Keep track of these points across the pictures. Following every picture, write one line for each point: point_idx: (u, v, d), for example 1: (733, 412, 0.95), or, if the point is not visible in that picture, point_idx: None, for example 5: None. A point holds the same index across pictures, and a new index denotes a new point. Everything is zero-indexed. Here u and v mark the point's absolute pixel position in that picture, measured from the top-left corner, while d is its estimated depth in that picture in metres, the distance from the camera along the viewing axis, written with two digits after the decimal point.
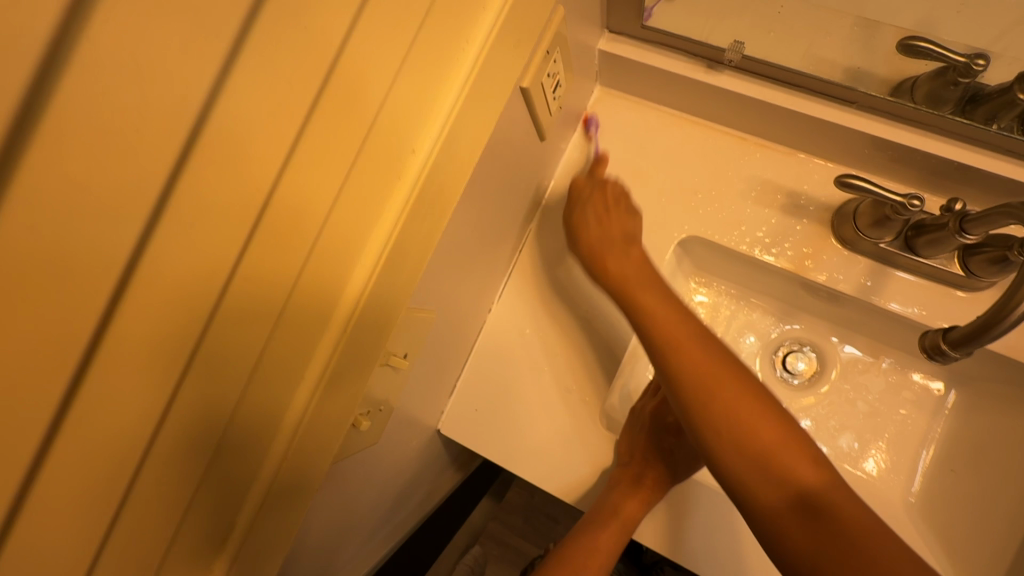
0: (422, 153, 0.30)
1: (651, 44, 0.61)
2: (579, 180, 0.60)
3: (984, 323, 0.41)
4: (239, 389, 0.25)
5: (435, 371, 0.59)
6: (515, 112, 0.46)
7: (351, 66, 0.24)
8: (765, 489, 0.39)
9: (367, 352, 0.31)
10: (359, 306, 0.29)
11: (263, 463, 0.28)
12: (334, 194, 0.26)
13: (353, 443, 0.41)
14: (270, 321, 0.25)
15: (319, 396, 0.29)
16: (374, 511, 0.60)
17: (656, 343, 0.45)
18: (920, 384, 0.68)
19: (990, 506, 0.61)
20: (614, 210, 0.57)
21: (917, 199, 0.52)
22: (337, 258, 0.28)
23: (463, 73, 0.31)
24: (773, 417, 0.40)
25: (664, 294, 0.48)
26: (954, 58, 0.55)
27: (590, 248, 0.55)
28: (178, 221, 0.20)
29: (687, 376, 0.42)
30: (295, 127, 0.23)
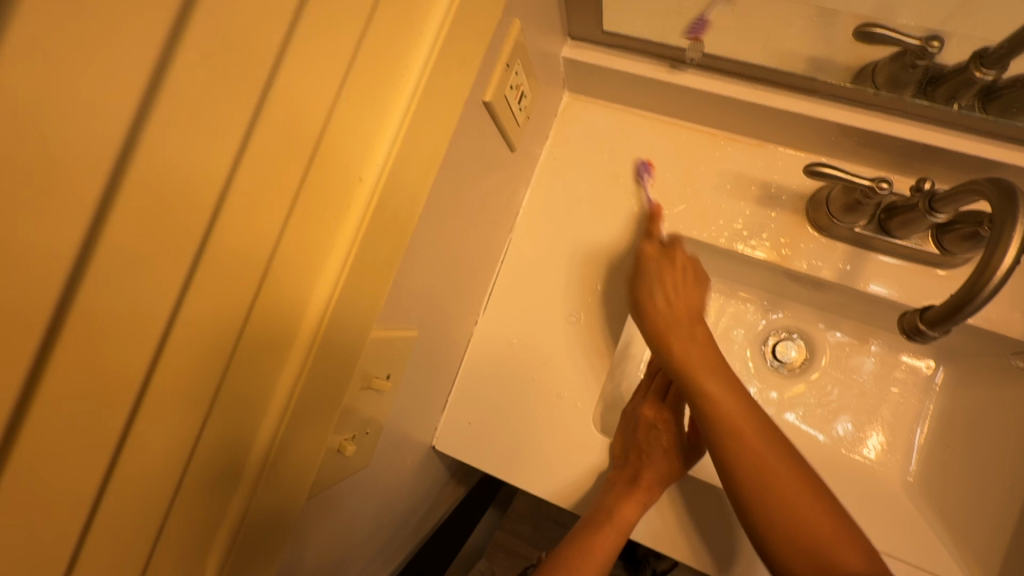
0: (371, 177, 0.30)
1: (615, 49, 0.62)
2: (647, 251, 0.59)
3: (960, 300, 0.42)
4: (197, 427, 0.25)
5: (426, 386, 0.59)
6: (481, 126, 0.46)
7: (285, 96, 0.24)
8: (806, 570, 0.44)
9: (335, 368, 0.31)
10: (320, 330, 0.29)
11: (234, 491, 0.28)
12: (282, 219, 0.26)
13: (340, 466, 0.41)
14: (225, 352, 0.25)
15: (288, 421, 0.29)
16: (377, 532, 0.61)
17: (715, 433, 0.48)
18: (908, 365, 0.68)
19: (987, 479, 0.61)
20: (682, 286, 0.56)
21: (885, 182, 0.53)
22: (289, 288, 0.28)
23: (408, 91, 0.30)
24: (828, 512, 0.45)
25: (725, 377, 0.50)
26: (909, 42, 0.54)
27: (655, 327, 0.54)
28: (110, 263, 0.19)
29: (771, 499, 0.45)
30: (231, 159, 0.22)
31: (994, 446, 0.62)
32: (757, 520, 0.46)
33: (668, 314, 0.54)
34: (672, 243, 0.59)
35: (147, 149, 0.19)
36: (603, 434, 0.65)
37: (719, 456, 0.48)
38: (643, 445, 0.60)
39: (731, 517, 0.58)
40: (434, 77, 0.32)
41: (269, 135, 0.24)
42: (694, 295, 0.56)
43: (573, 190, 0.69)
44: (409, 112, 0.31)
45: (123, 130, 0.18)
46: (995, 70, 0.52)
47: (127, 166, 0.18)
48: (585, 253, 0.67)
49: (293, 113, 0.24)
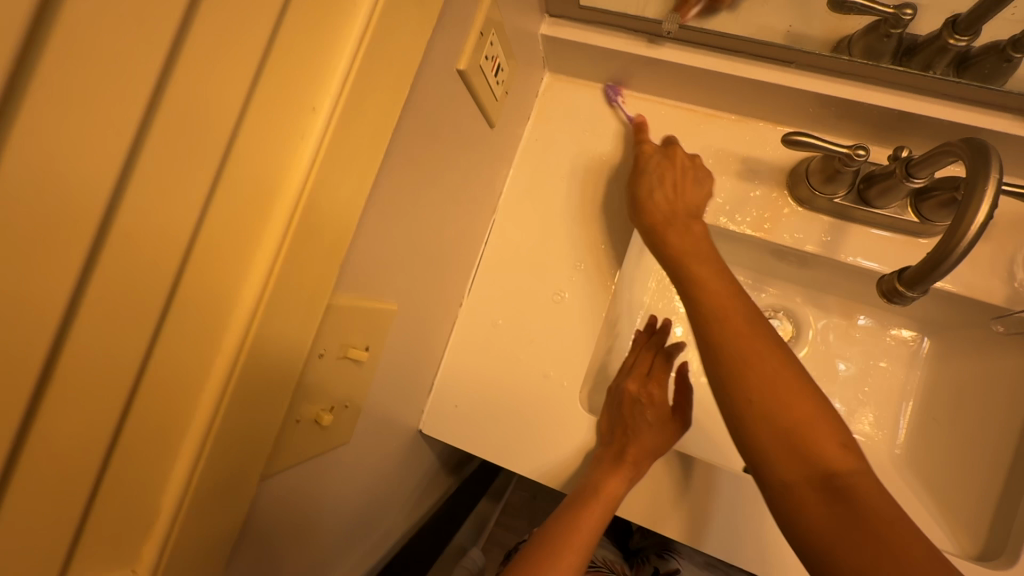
0: (325, 109, 0.28)
1: (593, 25, 0.62)
2: (646, 148, 0.60)
3: (935, 259, 0.42)
4: (120, 410, 0.22)
5: (410, 366, 0.58)
6: (455, 97, 0.46)
7: (231, 24, 0.22)
8: (785, 462, 0.39)
9: (281, 340, 0.29)
10: (261, 303, 0.27)
11: (169, 475, 0.26)
12: (218, 166, 0.23)
13: (318, 438, 0.41)
14: (152, 325, 0.23)
15: (227, 405, 0.27)
16: (363, 518, 0.60)
17: (696, 312, 0.45)
18: (895, 338, 0.68)
19: (975, 449, 0.61)
20: (682, 182, 0.55)
21: (862, 149, 0.53)
22: (226, 253, 0.25)
23: (359, 29, 0.28)
24: (818, 411, 0.40)
25: (723, 275, 0.47)
26: (883, 10, 0.54)
27: (652, 218, 0.53)
28: (16, 193, 0.17)
29: (732, 352, 0.42)
30: (160, 87, 0.20)
31: (981, 416, 0.62)
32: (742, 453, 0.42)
33: (670, 210, 0.53)
34: (669, 143, 0.60)
35: (64, 59, 0.17)
36: (590, 413, 0.65)
37: (698, 331, 0.45)
38: (628, 421, 0.60)
39: (721, 491, 0.57)
40: (397, 29, 0.31)
41: (209, 64, 0.21)
42: (692, 179, 0.56)
43: (555, 170, 0.68)
44: (370, 59, 0.29)
45: (26, 33, 0.16)
46: (968, 36, 0.53)
47: (32, 79, 0.16)
48: (569, 232, 0.67)
49: (236, 41, 0.22)
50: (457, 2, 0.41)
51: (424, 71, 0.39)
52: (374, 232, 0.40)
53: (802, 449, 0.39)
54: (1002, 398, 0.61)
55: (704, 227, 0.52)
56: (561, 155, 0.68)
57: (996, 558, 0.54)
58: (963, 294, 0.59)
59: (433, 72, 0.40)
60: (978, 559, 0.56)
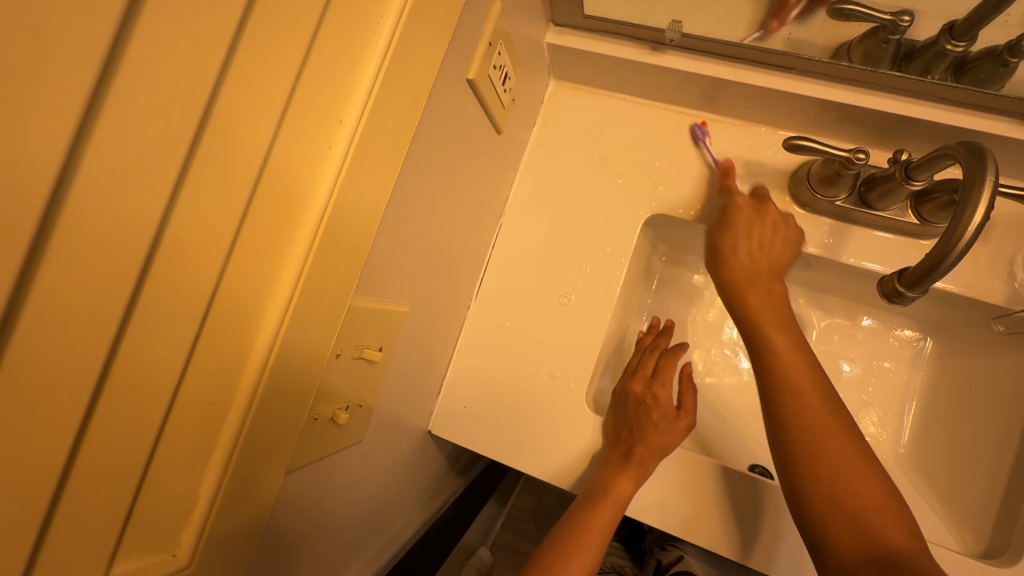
0: (351, 121, 0.29)
1: (598, 33, 0.64)
2: (739, 201, 0.60)
3: (933, 260, 0.43)
4: (165, 410, 0.24)
5: (421, 368, 0.60)
6: (465, 105, 0.47)
7: (264, 48, 0.23)
8: (842, 535, 0.44)
9: (305, 344, 0.31)
10: (290, 308, 0.29)
11: (202, 477, 0.27)
12: (252, 183, 0.25)
13: (334, 437, 0.42)
14: (193, 329, 0.24)
15: (257, 405, 0.28)
16: (375, 517, 0.62)
17: (776, 382, 0.49)
18: (898, 338, 0.69)
19: (977, 448, 0.61)
20: (770, 238, 0.57)
21: (862, 152, 0.54)
22: (257, 260, 0.26)
23: (379, 47, 0.30)
24: (886, 499, 0.44)
25: (801, 355, 0.50)
26: (881, 18, 0.56)
27: (732, 275, 0.55)
28: (82, 204, 0.18)
29: (800, 431, 0.47)
30: (205, 110, 0.21)
31: (983, 415, 0.62)
32: (801, 512, 0.46)
33: (752, 269, 0.55)
34: (759, 196, 0.61)
35: (125, 87, 0.18)
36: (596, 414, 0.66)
37: (774, 413, 0.49)
38: (634, 422, 0.61)
39: (726, 489, 0.59)
40: (413, 43, 0.33)
41: (245, 81, 0.23)
42: (780, 239, 0.58)
43: (562, 175, 0.70)
44: (388, 73, 0.31)
45: (91, 59, 0.17)
46: (964, 42, 0.54)
47: (94, 104, 0.17)
48: (575, 236, 0.68)
49: (269, 58, 0.24)
50: (468, 15, 0.42)
51: (437, 81, 0.41)
52: (387, 236, 0.42)
53: (863, 528, 0.43)
54: (1004, 397, 0.61)
55: (785, 288, 0.55)
56: (567, 160, 0.70)
57: (999, 557, 0.55)
58: (964, 294, 0.59)
59: (443, 83, 0.42)
60: (981, 557, 0.56)
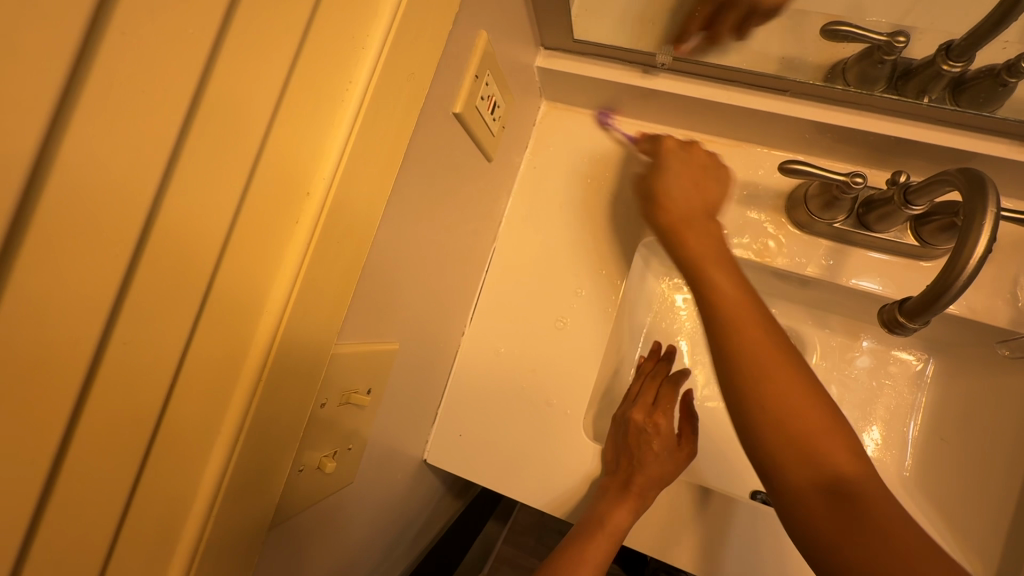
0: (319, 192, 0.27)
1: (588, 56, 0.63)
2: (668, 144, 0.58)
3: (936, 290, 0.42)
4: (125, 497, 0.22)
5: (414, 399, 0.58)
6: (453, 139, 0.46)
7: (229, 118, 0.22)
8: (793, 466, 0.38)
9: (284, 400, 0.29)
10: (261, 379, 0.27)
11: (174, 547, 0.25)
12: (221, 243, 0.23)
13: (320, 483, 0.41)
14: (154, 414, 0.23)
15: (234, 468, 0.27)
16: (370, 549, 0.60)
17: (717, 323, 0.44)
18: (899, 359, 0.67)
19: (984, 472, 0.60)
20: (703, 182, 0.56)
21: (859, 176, 0.53)
22: (224, 339, 0.25)
23: (349, 113, 0.27)
24: (834, 422, 0.38)
25: (737, 282, 0.46)
26: (876, 38, 0.55)
27: (666, 221, 0.52)
28: (18, 304, 0.17)
29: (744, 356, 0.41)
30: (161, 187, 0.20)
31: (989, 437, 0.61)
32: (752, 459, 0.40)
33: (684, 209, 0.53)
34: (690, 141, 0.59)
35: (64, 180, 0.17)
36: (595, 442, 0.65)
37: (719, 361, 0.43)
38: (634, 451, 0.60)
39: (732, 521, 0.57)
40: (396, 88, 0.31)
41: (212, 149, 0.21)
42: (710, 175, 0.56)
43: (555, 196, 0.69)
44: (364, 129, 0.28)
45: (32, 160, 0.16)
46: (961, 62, 0.53)
47: (38, 203, 0.16)
48: (570, 259, 0.67)
49: (237, 122, 0.22)
50: (454, 47, 0.42)
51: (422, 115, 0.40)
52: (376, 276, 0.41)
53: (809, 453, 0.37)
54: (1011, 420, 0.60)
55: (718, 228, 0.52)
56: (561, 181, 0.69)
57: None
58: (966, 316, 0.58)
59: (430, 119, 0.41)
60: None
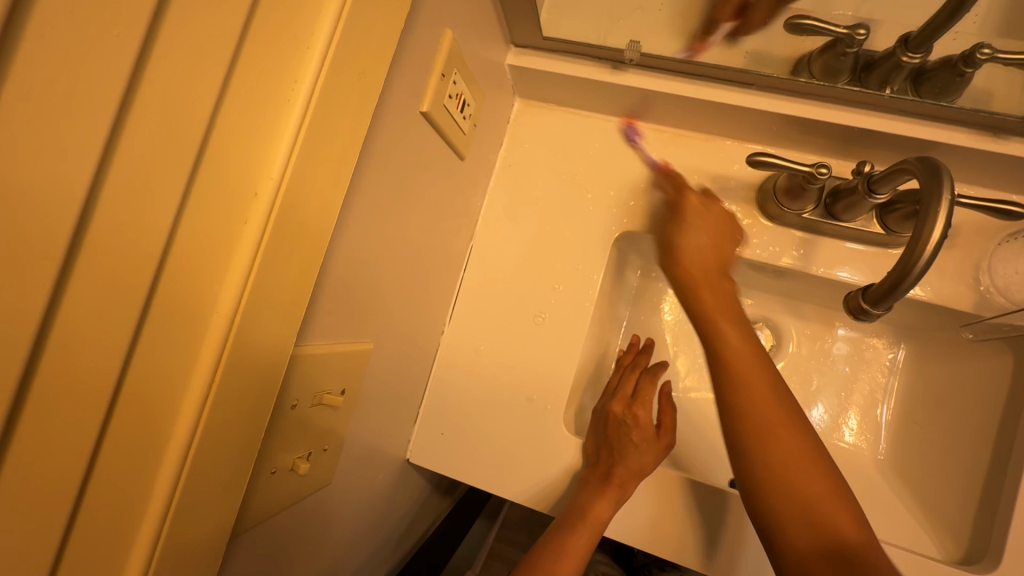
0: (267, 192, 0.25)
1: (558, 53, 0.63)
2: (692, 201, 0.57)
3: (898, 276, 0.42)
4: (66, 517, 0.21)
5: (394, 398, 0.59)
6: (422, 138, 0.47)
7: (190, 114, 0.21)
8: (796, 527, 0.42)
9: (243, 397, 0.27)
10: (213, 381, 0.25)
11: (126, 560, 0.23)
12: (165, 238, 0.21)
13: (296, 484, 0.41)
14: (96, 427, 0.21)
15: (189, 473, 0.25)
16: (356, 551, 0.60)
17: (728, 391, 0.46)
18: (874, 346, 0.69)
19: (956, 452, 0.61)
20: (719, 240, 0.55)
21: (824, 167, 0.54)
22: (175, 339, 0.23)
23: (298, 107, 0.25)
24: (840, 494, 0.43)
25: (742, 328, 0.48)
26: (836, 31, 0.55)
27: (681, 278, 0.52)
28: None
29: (757, 423, 0.45)
30: (108, 183, 0.19)
31: (960, 418, 0.62)
32: (752, 512, 0.45)
33: (698, 271, 0.51)
34: (709, 196, 0.58)
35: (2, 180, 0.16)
36: (576, 435, 0.66)
37: (729, 420, 0.46)
38: (614, 442, 0.61)
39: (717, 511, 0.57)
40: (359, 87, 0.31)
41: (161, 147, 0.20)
42: (728, 236, 0.55)
43: (530, 193, 0.69)
44: (328, 129, 0.27)
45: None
46: (920, 53, 0.54)
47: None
48: (548, 254, 0.67)
49: (186, 116, 0.21)
50: (417, 47, 0.42)
51: (386, 113, 0.39)
52: (346, 274, 0.40)
53: (815, 518, 0.42)
54: (981, 400, 0.61)
55: (733, 286, 0.52)
56: (536, 177, 0.69)
57: (980, 561, 0.54)
58: (932, 301, 0.60)
59: (396, 120, 0.41)
60: (962, 563, 0.56)
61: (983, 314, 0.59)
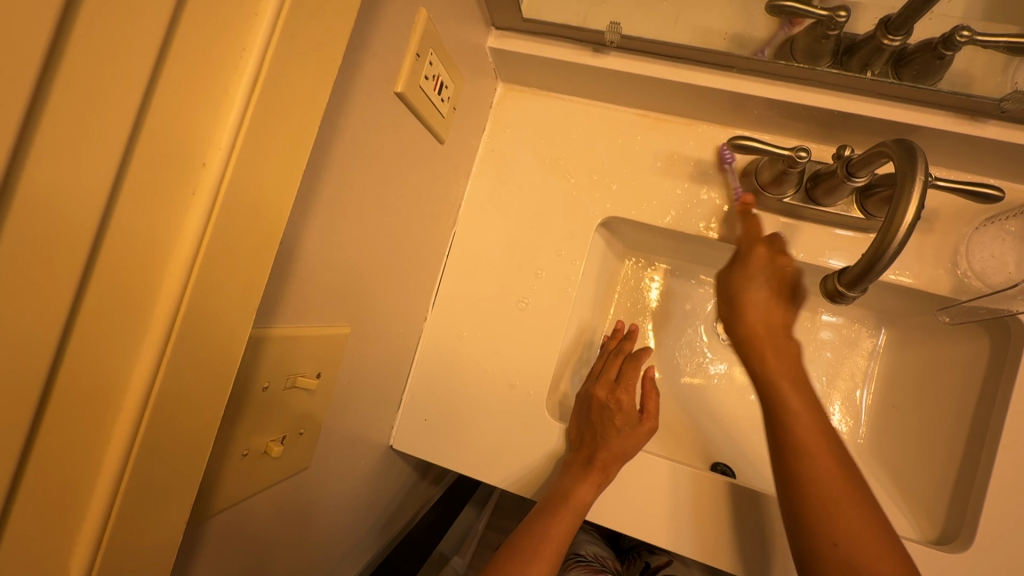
0: (217, 163, 0.23)
1: (539, 36, 0.63)
2: (757, 252, 0.56)
3: (870, 260, 0.43)
4: (5, 497, 0.19)
5: (377, 384, 0.59)
6: (398, 119, 0.46)
7: (134, 80, 0.20)
8: None
9: (201, 374, 0.25)
10: (166, 354, 0.23)
11: (74, 547, 0.22)
12: (106, 201, 0.20)
13: (271, 467, 0.41)
14: (33, 408, 0.19)
15: (140, 454, 0.23)
16: (340, 537, 0.60)
17: (792, 450, 0.49)
18: (855, 330, 0.69)
19: (932, 434, 0.62)
20: (782, 295, 0.55)
21: (804, 151, 0.54)
22: (122, 308, 0.22)
23: (248, 74, 0.23)
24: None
25: (810, 402, 0.51)
26: (816, 13, 0.53)
27: (744, 332, 0.54)
28: None
29: (813, 489, 0.47)
30: (41, 145, 0.18)
31: (936, 400, 0.63)
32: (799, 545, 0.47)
33: (765, 325, 0.54)
34: (775, 242, 0.57)
35: None
36: (560, 421, 0.66)
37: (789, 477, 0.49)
38: (597, 426, 0.61)
39: (695, 492, 0.58)
40: None
41: (99, 111, 0.19)
42: (789, 288, 0.55)
43: (513, 177, 0.69)
44: (293, 103, 0.26)
45: None
46: (900, 36, 0.53)
47: None
48: (531, 240, 0.67)
49: (124, 79, 0.20)
50: (389, 26, 0.41)
51: (356, 94, 0.39)
52: (317, 257, 0.40)
53: None
54: (956, 383, 0.62)
55: (796, 343, 0.54)
56: (518, 161, 0.69)
57: (952, 541, 0.55)
58: (911, 285, 0.60)
59: (367, 101, 0.41)
60: (937, 542, 0.56)
61: (960, 297, 0.59)
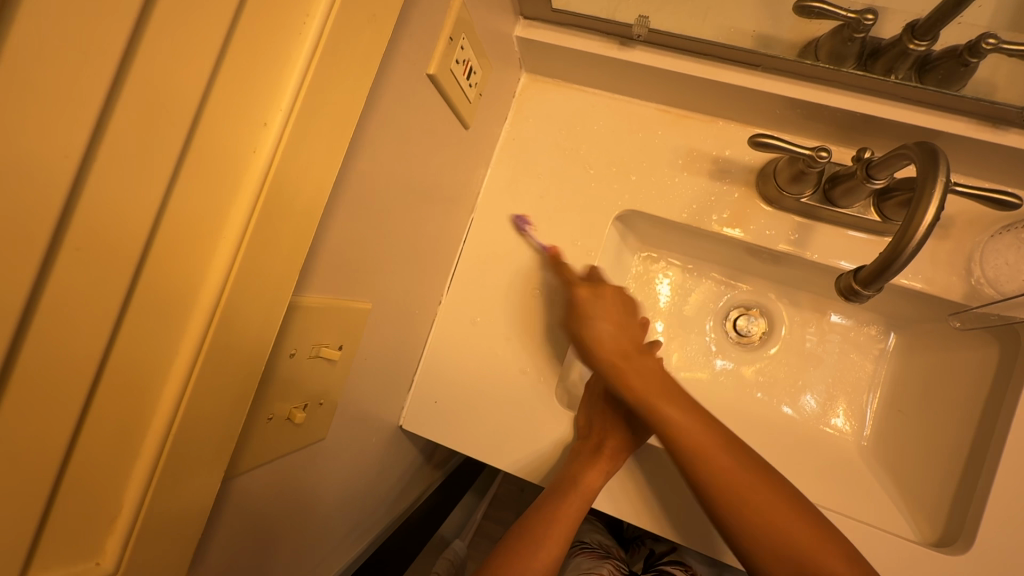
0: (277, 123, 0.24)
1: (567, 27, 0.63)
2: (581, 292, 0.59)
3: (887, 259, 0.43)
4: (75, 426, 0.20)
5: (391, 363, 0.60)
6: (428, 100, 0.47)
7: (211, 40, 0.21)
8: None
9: (246, 327, 0.26)
10: (218, 306, 0.24)
11: (128, 478, 0.23)
12: (179, 153, 0.21)
13: (292, 434, 0.42)
14: (104, 344, 0.20)
15: (191, 397, 0.24)
16: (345, 513, 0.61)
17: (692, 470, 0.51)
18: (864, 333, 0.70)
19: (936, 437, 0.62)
20: (619, 323, 0.58)
21: (824, 150, 0.55)
22: (184, 258, 0.23)
23: (309, 42, 0.25)
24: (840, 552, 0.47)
25: (689, 411, 0.53)
26: (843, 15, 0.55)
27: (611, 371, 0.56)
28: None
29: (726, 496, 0.50)
30: (131, 95, 0.19)
31: (943, 405, 0.63)
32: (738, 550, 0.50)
33: (622, 363, 0.56)
34: (595, 279, 0.61)
35: (30, 80, 0.16)
36: (567, 409, 0.67)
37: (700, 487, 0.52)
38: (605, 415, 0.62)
39: None
40: None
41: (181, 66, 0.20)
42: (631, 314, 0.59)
43: (532, 166, 0.69)
44: (344, 70, 0.27)
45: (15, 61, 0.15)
46: (926, 40, 0.54)
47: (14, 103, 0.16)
48: (547, 229, 0.68)
49: (203, 38, 0.21)
50: (426, 8, 0.42)
51: (391, 72, 0.40)
52: (345, 231, 0.41)
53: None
54: (963, 389, 0.62)
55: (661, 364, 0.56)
56: (538, 151, 0.69)
57: (954, 543, 0.56)
58: (923, 289, 0.60)
59: (401, 81, 0.41)
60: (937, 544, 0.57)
61: (970, 304, 0.60)
